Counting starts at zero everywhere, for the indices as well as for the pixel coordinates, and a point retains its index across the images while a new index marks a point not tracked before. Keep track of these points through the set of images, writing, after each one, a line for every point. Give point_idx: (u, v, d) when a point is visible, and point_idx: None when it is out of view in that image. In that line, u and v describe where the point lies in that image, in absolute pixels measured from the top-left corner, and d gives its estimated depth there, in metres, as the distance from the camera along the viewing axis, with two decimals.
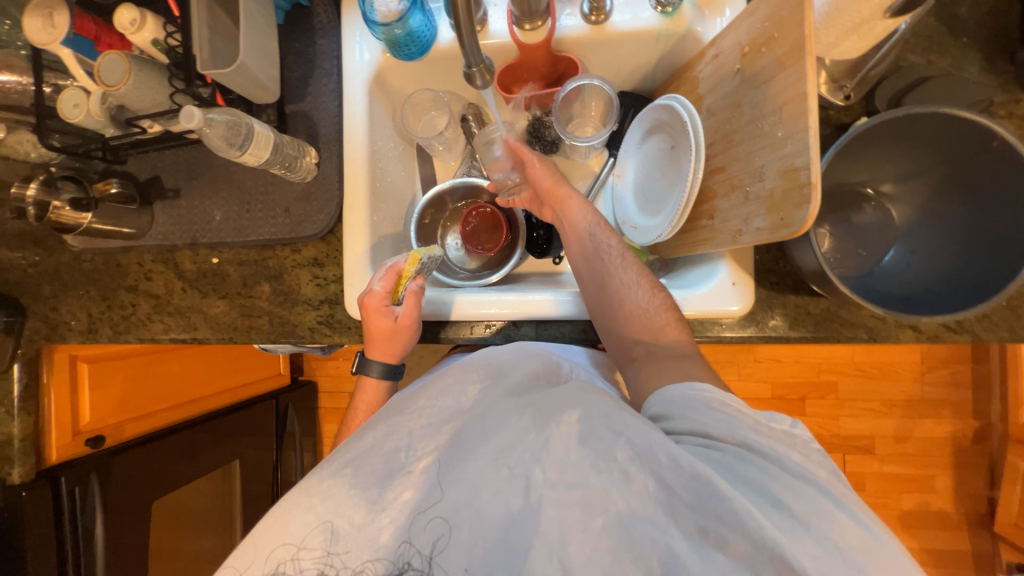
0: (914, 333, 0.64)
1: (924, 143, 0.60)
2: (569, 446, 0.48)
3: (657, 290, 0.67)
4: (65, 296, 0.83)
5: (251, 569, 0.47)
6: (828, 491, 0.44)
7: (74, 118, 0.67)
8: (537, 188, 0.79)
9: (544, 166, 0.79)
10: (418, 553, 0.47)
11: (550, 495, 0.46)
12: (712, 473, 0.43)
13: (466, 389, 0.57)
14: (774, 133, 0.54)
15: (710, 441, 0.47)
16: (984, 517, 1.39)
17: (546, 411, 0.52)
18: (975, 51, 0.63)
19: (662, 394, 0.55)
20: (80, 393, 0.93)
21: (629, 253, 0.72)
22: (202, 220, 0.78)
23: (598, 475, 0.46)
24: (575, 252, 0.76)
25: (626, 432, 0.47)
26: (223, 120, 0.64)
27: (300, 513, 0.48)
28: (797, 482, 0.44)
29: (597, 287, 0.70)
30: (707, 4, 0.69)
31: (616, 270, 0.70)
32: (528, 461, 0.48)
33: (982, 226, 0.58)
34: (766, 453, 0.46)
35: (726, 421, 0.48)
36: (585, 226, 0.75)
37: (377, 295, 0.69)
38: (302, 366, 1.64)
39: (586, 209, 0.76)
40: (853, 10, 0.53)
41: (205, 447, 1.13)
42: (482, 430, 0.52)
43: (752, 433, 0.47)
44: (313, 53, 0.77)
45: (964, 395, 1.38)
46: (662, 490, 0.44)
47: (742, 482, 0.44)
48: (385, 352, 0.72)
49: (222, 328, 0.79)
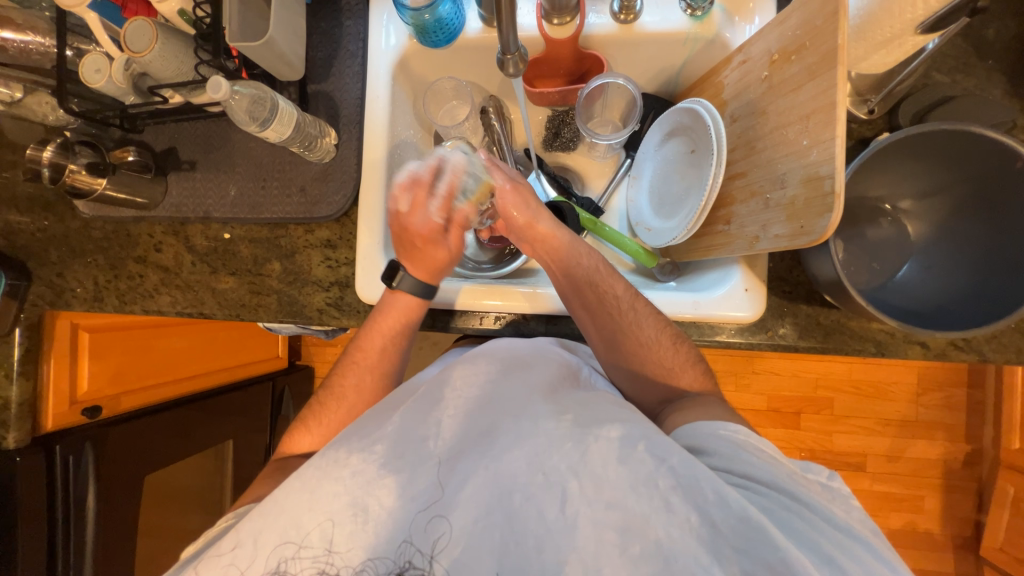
0: (922, 350, 0.64)
1: (946, 160, 0.60)
2: (608, 464, 0.48)
3: (680, 343, 0.65)
4: (72, 263, 0.82)
5: (252, 568, 0.48)
6: (875, 548, 0.44)
7: (96, 83, 0.67)
8: (508, 219, 0.71)
9: (518, 192, 0.70)
10: (419, 552, 0.48)
11: (586, 511, 0.47)
12: (761, 518, 0.44)
13: (501, 387, 0.58)
14: (799, 141, 0.54)
15: (753, 484, 0.48)
16: (970, 540, 1.41)
17: (584, 422, 0.52)
18: (1000, 73, 0.64)
19: (695, 429, 0.55)
20: (79, 363, 0.92)
21: (640, 304, 0.66)
22: (216, 195, 0.78)
23: (638, 499, 0.46)
24: (573, 299, 0.67)
25: (669, 460, 0.47)
26: (249, 93, 0.65)
27: (330, 484, 0.49)
28: (846, 540, 0.44)
29: (611, 345, 0.66)
30: (737, 11, 0.69)
31: (631, 327, 0.65)
32: (565, 473, 0.49)
33: (999, 247, 0.59)
34: (809, 502, 0.47)
35: (769, 466, 0.49)
36: (584, 274, 0.67)
37: (432, 223, 0.69)
38: (300, 350, 1.63)
39: (582, 254, 0.69)
40: (886, 24, 0.53)
41: (198, 424, 1.12)
42: (516, 432, 0.53)
43: (794, 483, 0.48)
44: (339, 34, 0.77)
45: (959, 418, 1.39)
46: (705, 527, 0.45)
47: (789, 529, 0.45)
48: (407, 307, 0.70)
49: (230, 304, 0.78)
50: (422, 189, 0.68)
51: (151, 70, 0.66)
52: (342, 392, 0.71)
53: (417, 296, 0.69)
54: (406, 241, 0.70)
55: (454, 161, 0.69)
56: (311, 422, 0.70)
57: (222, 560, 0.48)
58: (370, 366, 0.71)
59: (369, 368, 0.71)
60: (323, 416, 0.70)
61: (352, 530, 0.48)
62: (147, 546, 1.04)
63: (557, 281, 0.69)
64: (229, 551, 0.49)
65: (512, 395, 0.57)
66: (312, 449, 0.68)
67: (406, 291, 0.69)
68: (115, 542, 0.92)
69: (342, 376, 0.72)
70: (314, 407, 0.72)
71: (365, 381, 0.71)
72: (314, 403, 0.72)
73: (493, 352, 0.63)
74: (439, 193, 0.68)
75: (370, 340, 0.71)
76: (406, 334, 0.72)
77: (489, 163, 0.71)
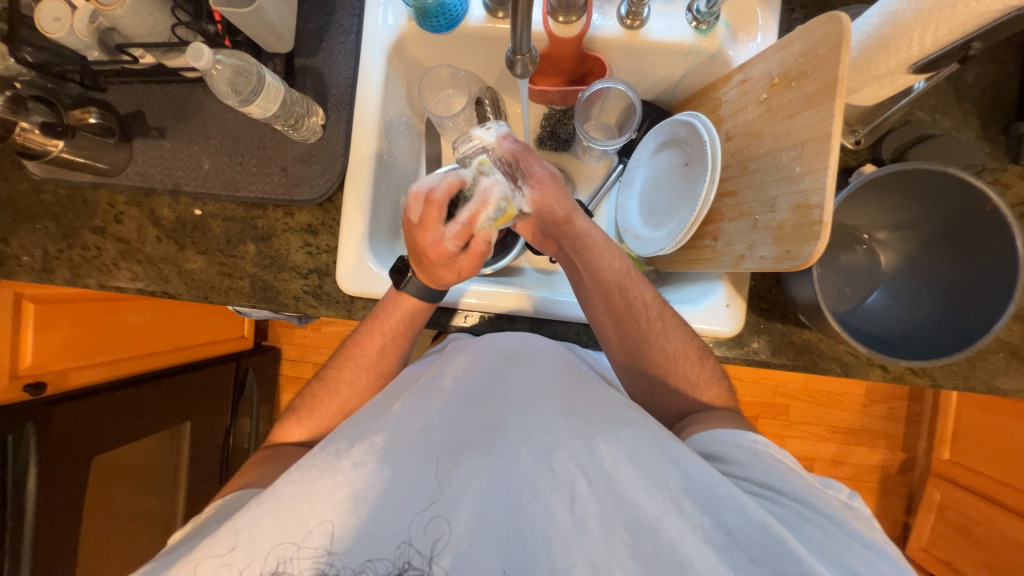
0: (882, 372, 0.68)
1: (919, 197, 0.64)
2: (618, 464, 0.49)
3: (705, 361, 0.66)
4: (18, 229, 0.75)
5: (249, 570, 0.45)
6: (896, 561, 0.46)
7: (53, 32, 0.61)
8: (546, 216, 0.68)
9: (553, 182, 0.66)
10: (418, 552, 0.46)
11: (595, 510, 0.48)
12: (782, 531, 0.44)
13: (502, 380, 0.61)
14: (792, 167, 0.55)
15: (772, 494, 0.51)
16: (897, 540, 1.53)
17: (591, 422, 0.53)
18: (974, 116, 0.67)
19: (713, 436, 0.58)
20: (22, 336, 0.87)
21: (667, 313, 0.66)
22: (188, 167, 0.73)
23: (650, 498, 0.47)
24: (597, 302, 0.67)
25: (682, 462, 0.49)
26: (232, 63, 0.60)
27: (330, 475, 0.48)
28: (866, 554, 0.46)
29: (633, 353, 0.67)
30: (741, 27, 0.70)
31: (657, 337, 0.66)
32: (574, 471, 0.50)
33: (962, 281, 0.63)
34: (832, 516, 0.49)
35: (790, 479, 0.52)
36: (613, 279, 0.67)
37: (446, 250, 0.60)
38: (267, 331, 1.56)
39: (612, 257, 0.68)
40: (882, 60, 0.55)
41: (153, 404, 1.05)
42: (523, 430, 0.53)
43: (815, 497, 0.50)
44: (332, 7, 0.73)
45: (897, 428, 1.50)
46: (719, 533, 0.45)
47: (809, 541, 0.46)
48: (411, 309, 0.67)
49: (198, 285, 0.74)
50: (438, 215, 0.57)
51: (120, 26, 0.61)
52: (336, 387, 0.68)
53: (421, 300, 0.67)
54: (416, 252, 0.62)
55: (487, 186, 0.58)
56: (303, 413, 0.68)
57: (217, 561, 0.45)
58: (368, 365, 0.69)
59: (368, 367, 0.69)
60: (315, 409, 0.67)
61: (351, 523, 0.47)
62: (93, 529, 0.97)
63: (582, 283, 0.69)
64: (225, 552, 0.45)
65: (512, 387, 0.60)
66: (287, 443, 0.65)
67: (411, 294, 0.66)
68: (57, 528, 0.86)
69: (338, 371, 0.69)
70: (307, 398, 0.69)
71: (360, 378, 0.69)
72: (307, 394, 0.69)
73: (489, 350, 0.64)
74: (458, 223, 0.58)
75: (369, 339, 0.69)
76: (408, 334, 0.70)
77: (516, 156, 0.63)
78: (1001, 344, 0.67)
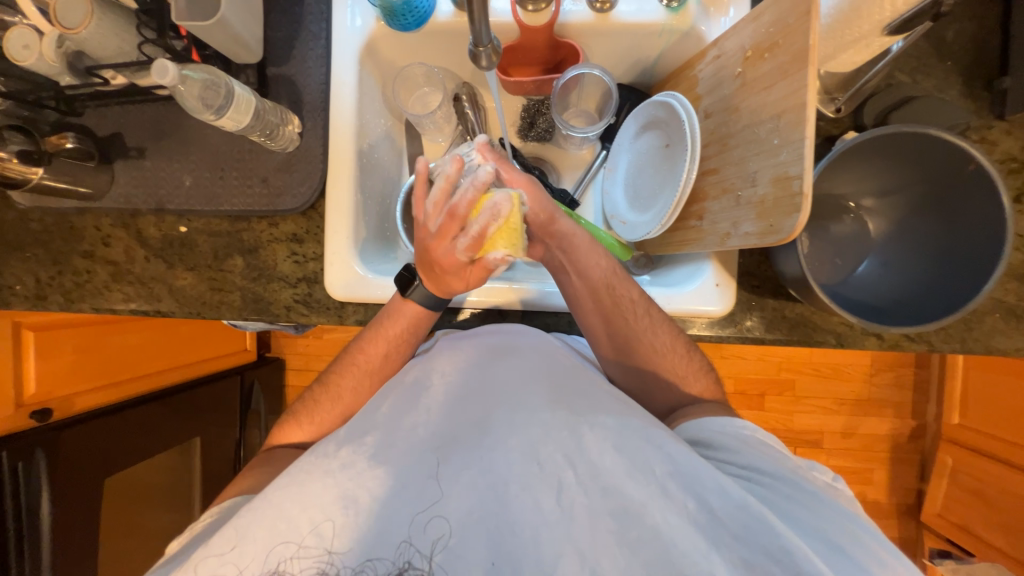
0: (877, 341, 0.68)
1: (905, 161, 0.63)
2: (605, 453, 0.50)
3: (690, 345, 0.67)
4: (10, 259, 0.76)
5: (250, 567, 0.46)
6: (880, 537, 0.46)
7: (25, 60, 0.62)
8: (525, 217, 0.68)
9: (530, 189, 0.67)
10: (418, 553, 0.47)
11: (582, 501, 0.48)
12: (761, 509, 0.45)
13: (490, 374, 0.60)
14: (770, 140, 0.55)
15: (755, 476, 0.51)
16: (912, 507, 1.52)
17: (578, 411, 0.54)
18: (956, 74, 0.66)
19: (702, 424, 0.58)
20: (23, 365, 0.88)
21: (653, 308, 0.66)
22: (170, 185, 0.73)
23: (636, 485, 0.48)
24: (584, 303, 0.67)
25: (664, 446, 0.49)
26: (199, 78, 0.60)
27: (318, 479, 0.48)
28: (851, 527, 0.46)
29: (622, 349, 0.67)
30: (712, 2, 0.69)
31: (645, 334, 0.66)
32: (561, 462, 0.50)
33: (951, 244, 0.62)
34: (811, 491, 0.49)
35: (772, 460, 0.53)
36: (600, 278, 0.66)
37: (456, 259, 0.61)
38: (269, 342, 1.57)
39: (600, 255, 0.67)
40: (855, 24, 0.54)
41: (161, 423, 1.06)
42: (510, 423, 0.54)
43: (798, 475, 0.51)
44: (300, 13, 0.73)
45: (906, 396, 1.48)
46: (704, 514, 0.46)
47: (792, 520, 0.47)
48: (414, 316, 0.67)
49: (190, 302, 0.74)
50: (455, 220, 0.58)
51: (87, 48, 0.62)
52: (338, 393, 0.69)
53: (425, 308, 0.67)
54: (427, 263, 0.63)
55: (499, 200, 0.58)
56: (302, 416, 0.68)
57: (219, 560, 0.46)
58: (371, 371, 0.69)
59: (369, 372, 0.69)
60: (315, 412, 0.68)
61: (342, 522, 0.47)
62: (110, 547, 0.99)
63: (569, 284, 0.67)
64: (226, 551, 0.46)
65: (502, 380, 0.59)
66: (289, 451, 0.66)
67: (416, 302, 0.66)
68: (75, 549, 0.88)
69: (340, 376, 0.69)
70: (308, 401, 0.69)
71: (361, 382, 0.69)
72: (309, 397, 0.70)
73: (478, 344, 0.62)
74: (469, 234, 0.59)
75: (372, 345, 0.69)
76: (411, 340, 0.70)
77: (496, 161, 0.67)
78: (996, 305, 0.66)
